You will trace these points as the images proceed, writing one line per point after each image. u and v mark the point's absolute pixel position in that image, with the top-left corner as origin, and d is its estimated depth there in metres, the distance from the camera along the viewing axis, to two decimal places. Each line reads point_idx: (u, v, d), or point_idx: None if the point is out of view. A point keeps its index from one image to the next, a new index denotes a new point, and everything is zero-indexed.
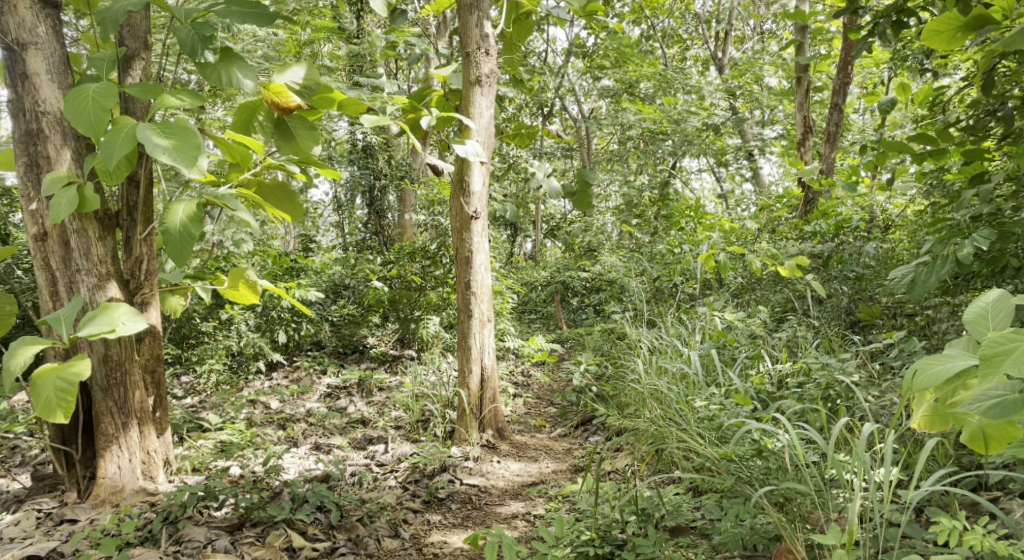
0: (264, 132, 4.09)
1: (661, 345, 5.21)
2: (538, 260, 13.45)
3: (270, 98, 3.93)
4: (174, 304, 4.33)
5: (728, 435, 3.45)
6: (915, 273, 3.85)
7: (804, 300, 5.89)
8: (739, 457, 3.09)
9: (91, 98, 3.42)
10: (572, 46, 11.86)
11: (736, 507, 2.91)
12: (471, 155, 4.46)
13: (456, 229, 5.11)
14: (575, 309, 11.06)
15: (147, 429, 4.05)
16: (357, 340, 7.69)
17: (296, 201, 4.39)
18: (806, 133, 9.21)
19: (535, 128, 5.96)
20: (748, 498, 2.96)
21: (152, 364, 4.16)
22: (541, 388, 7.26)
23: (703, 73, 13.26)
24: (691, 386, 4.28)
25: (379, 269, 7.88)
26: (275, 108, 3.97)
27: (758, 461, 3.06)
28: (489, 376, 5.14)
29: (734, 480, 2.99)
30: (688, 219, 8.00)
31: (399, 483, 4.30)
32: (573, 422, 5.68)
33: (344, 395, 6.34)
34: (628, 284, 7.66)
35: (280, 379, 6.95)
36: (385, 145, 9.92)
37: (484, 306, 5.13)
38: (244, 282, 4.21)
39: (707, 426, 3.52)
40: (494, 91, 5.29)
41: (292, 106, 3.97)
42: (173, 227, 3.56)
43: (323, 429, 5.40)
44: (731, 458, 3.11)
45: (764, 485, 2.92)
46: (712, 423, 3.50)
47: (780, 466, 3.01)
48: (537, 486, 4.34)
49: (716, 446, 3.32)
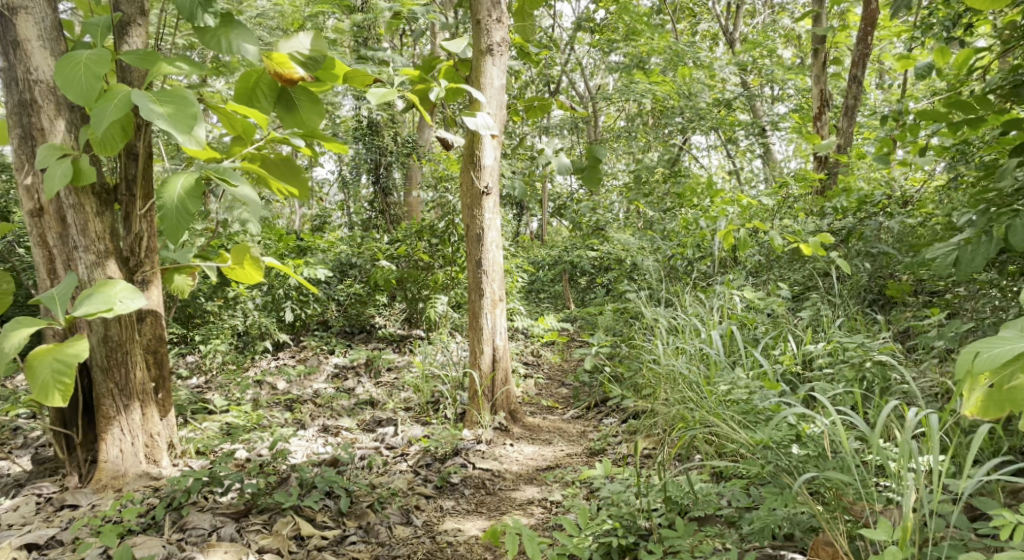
0: (267, 105, 3.91)
1: (678, 325, 5.05)
2: (546, 240, 13.29)
3: (273, 70, 3.72)
4: (179, 284, 4.20)
5: (760, 419, 3.29)
6: (959, 251, 3.71)
7: (825, 278, 5.73)
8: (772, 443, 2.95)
9: (83, 64, 3.27)
10: (581, 20, 11.62)
11: (773, 497, 2.75)
12: (482, 128, 4.26)
13: (466, 205, 4.93)
14: (584, 288, 10.92)
15: (149, 411, 3.91)
16: (364, 320, 7.57)
17: (300, 175, 4.20)
18: (822, 107, 9.05)
19: (549, 102, 5.71)
20: (785, 487, 2.79)
21: (154, 344, 4.00)
22: (551, 368, 7.13)
23: (714, 47, 12.99)
24: (714, 367, 4.13)
25: (387, 248, 7.74)
26: (279, 81, 3.74)
27: (797, 448, 2.89)
28: (501, 356, 4.99)
29: (772, 469, 2.82)
30: (700, 196, 7.83)
31: (410, 467, 4.17)
32: (587, 403, 5.55)
33: (352, 375, 6.21)
34: (640, 262, 7.51)
35: (287, 359, 6.83)
36: (391, 122, 9.74)
37: (495, 285, 4.96)
38: (248, 260, 4.04)
39: (738, 410, 3.35)
40: (506, 61, 5.10)
41: (296, 79, 3.75)
42: (171, 202, 3.41)
43: (330, 411, 5.26)
44: (766, 445, 2.94)
45: (802, 474, 2.76)
46: (744, 407, 3.33)
47: (820, 453, 2.84)
48: (552, 470, 4.20)
49: (748, 432, 3.16)
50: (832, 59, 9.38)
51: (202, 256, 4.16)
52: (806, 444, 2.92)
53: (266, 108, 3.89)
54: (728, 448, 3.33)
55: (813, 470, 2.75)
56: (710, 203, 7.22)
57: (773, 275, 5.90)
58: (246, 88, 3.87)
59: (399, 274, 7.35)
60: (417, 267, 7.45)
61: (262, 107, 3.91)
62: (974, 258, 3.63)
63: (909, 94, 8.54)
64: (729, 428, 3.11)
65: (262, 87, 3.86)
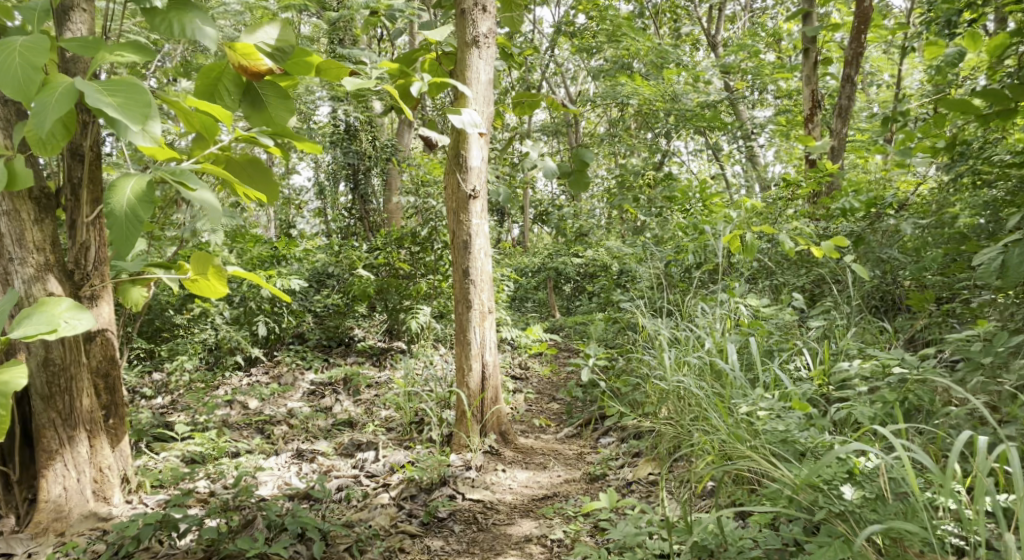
0: (230, 102, 3.43)
1: (680, 337, 4.70)
2: (527, 247, 12.96)
3: (236, 61, 3.29)
4: (135, 297, 3.65)
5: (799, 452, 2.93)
6: (1006, 256, 3.44)
7: (832, 284, 5.42)
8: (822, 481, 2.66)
9: (18, 52, 2.77)
10: (561, 23, 11.36)
11: (836, 545, 2.47)
12: (469, 125, 3.76)
13: (451, 210, 4.55)
14: (569, 296, 10.62)
15: (98, 442, 3.48)
16: (342, 331, 7.15)
17: (270, 178, 3.71)
18: (814, 108, 8.79)
19: (540, 98, 5.33)
20: (841, 535, 2.51)
21: (105, 366, 3.57)
22: (541, 382, 6.74)
23: (698, 49, 12.73)
24: (728, 384, 3.77)
25: (365, 256, 7.37)
26: (244, 73, 3.32)
27: (850, 489, 2.61)
28: (492, 373, 4.59)
29: (825, 514, 2.56)
30: (690, 199, 7.52)
31: (393, 500, 3.77)
32: (582, 421, 5.18)
33: (330, 392, 5.80)
34: (633, 269, 7.18)
35: (260, 375, 6.40)
36: (369, 125, 9.38)
37: (484, 296, 4.57)
38: (211, 271, 3.51)
39: (774, 440, 2.99)
40: (493, 54, 4.73)
41: (263, 72, 3.32)
42: (120, 209, 2.93)
43: (305, 433, 4.86)
44: (815, 485, 2.66)
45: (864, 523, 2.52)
46: (777, 435, 2.98)
47: (877, 495, 2.58)
48: (551, 501, 3.81)
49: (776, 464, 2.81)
50: (822, 59, 9.13)
51: (163, 266, 3.63)
52: (859, 483, 2.64)
53: (229, 106, 3.41)
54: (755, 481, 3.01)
55: (872, 518, 2.51)
56: (706, 208, 6.90)
57: (778, 281, 5.57)
58: (206, 82, 3.40)
59: (380, 284, 6.98)
60: (397, 276, 7.10)
61: (225, 104, 3.44)
62: (1023, 263, 3.34)
63: (901, 96, 8.29)
64: (764, 463, 2.78)
65: (224, 80, 3.39)
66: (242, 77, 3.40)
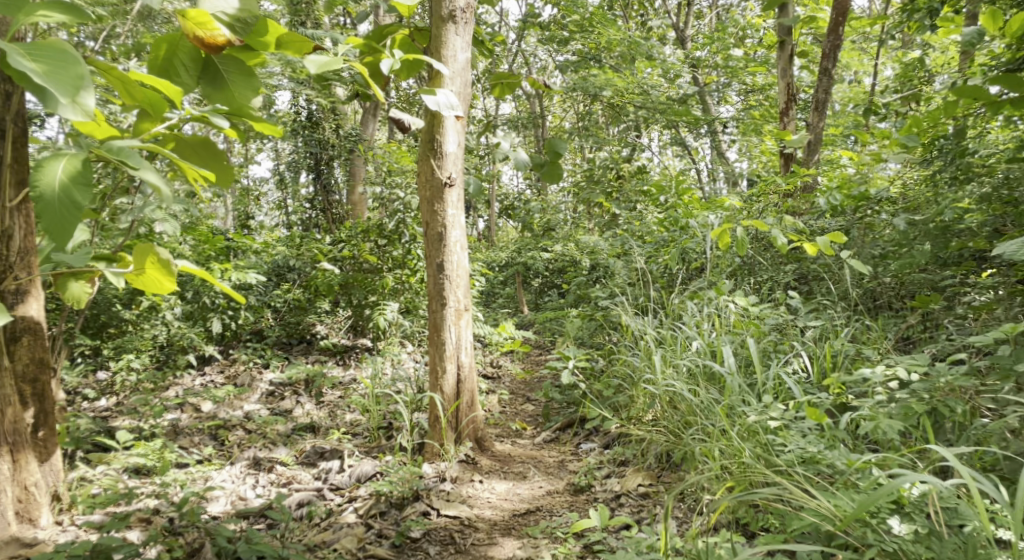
0: (187, 80, 2.74)
1: (669, 337, 4.41)
2: (495, 241, 12.59)
3: (190, 34, 2.59)
4: (76, 293, 3.12)
5: (826, 472, 2.87)
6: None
7: (821, 281, 5.19)
8: (872, 516, 2.58)
9: None
10: (528, 14, 11.03)
11: None
12: (444, 108, 3.14)
13: (424, 198, 4.19)
14: (538, 291, 10.29)
15: (23, 458, 3.08)
16: (304, 329, 6.74)
17: (223, 161, 3.06)
18: (789, 102, 8.53)
19: (519, 80, 4.95)
20: None
21: (33, 371, 3.15)
22: (514, 382, 6.41)
23: (668, 41, 12.48)
24: (727, 391, 3.50)
25: (328, 249, 6.97)
26: (199, 47, 2.62)
27: (899, 522, 2.53)
28: (467, 377, 4.25)
29: (875, 553, 2.46)
30: (668, 191, 7.22)
31: (359, 519, 3.44)
32: (559, 424, 4.86)
33: (290, 393, 5.41)
34: (610, 264, 6.87)
35: (214, 375, 5.99)
36: (332, 112, 8.93)
37: (460, 293, 4.22)
38: (153, 263, 2.92)
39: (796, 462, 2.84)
40: (470, 31, 4.39)
41: (222, 45, 2.62)
42: (51, 192, 2.42)
43: (263, 439, 4.47)
44: (863, 519, 2.57)
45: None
46: (804, 455, 2.93)
47: (930, 529, 2.50)
48: (535, 518, 3.50)
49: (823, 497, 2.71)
50: (799, 52, 8.87)
51: (105, 258, 3.18)
52: (907, 514, 2.57)
53: (185, 85, 2.72)
54: (777, 508, 2.83)
55: (927, 555, 2.43)
56: (685, 201, 6.63)
57: (766, 278, 5.32)
58: (159, 56, 2.73)
59: (344, 279, 6.59)
60: (363, 270, 6.70)
61: (182, 82, 2.74)
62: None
63: (878, 91, 8.07)
64: (799, 493, 2.64)
65: (179, 54, 2.69)
66: (200, 50, 2.69)
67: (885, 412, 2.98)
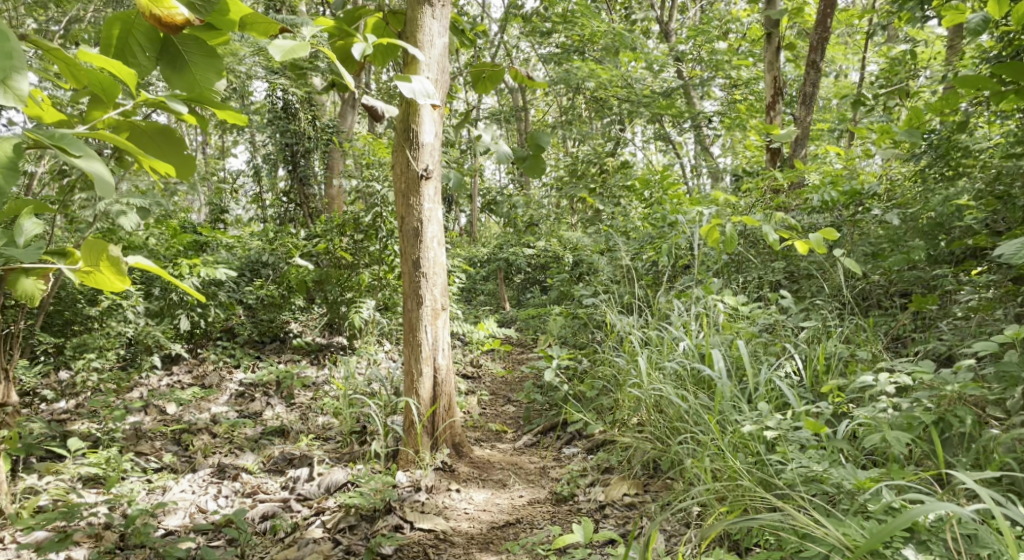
0: (144, 63, 2.27)
1: (655, 337, 4.23)
2: (477, 237, 12.36)
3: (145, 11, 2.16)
4: (29, 290, 2.67)
5: (831, 491, 2.73)
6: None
7: (812, 280, 5.03)
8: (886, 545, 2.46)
9: None
10: (511, 5, 10.75)
11: None
12: (421, 96, 2.65)
13: (399, 191, 3.96)
14: (519, 287, 10.07)
15: None
16: (278, 327, 6.49)
17: (183, 150, 2.37)
18: (776, 96, 8.32)
19: (502, 68, 4.71)
20: None
21: None
22: (495, 382, 6.21)
23: (651, 33, 12.24)
24: (718, 396, 3.33)
25: (303, 245, 6.71)
26: (156, 27, 2.18)
27: (916, 552, 2.41)
28: (444, 380, 4.04)
29: None
30: (655, 186, 7.01)
31: (326, 533, 3.25)
32: (540, 427, 4.67)
33: (260, 395, 5.17)
34: (594, 261, 6.66)
35: (182, 375, 5.75)
36: (309, 103, 8.64)
37: (437, 292, 4.01)
38: (105, 262, 2.28)
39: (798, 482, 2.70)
40: (447, 15, 4.17)
41: (182, 26, 2.18)
42: None
43: (230, 444, 4.25)
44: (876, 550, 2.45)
45: None
46: (808, 474, 2.78)
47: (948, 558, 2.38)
48: (515, 531, 3.33)
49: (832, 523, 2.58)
50: (786, 45, 8.66)
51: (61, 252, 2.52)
52: (924, 542, 2.44)
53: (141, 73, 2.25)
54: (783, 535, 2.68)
55: None
56: (671, 196, 6.43)
57: (754, 276, 5.14)
58: (109, 40, 2.26)
59: (319, 275, 6.36)
60: (339, 266, 6.46)
61: (138, 66, 2.27)
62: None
63: (867, 85, 7.88)
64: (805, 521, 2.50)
65: (135, 33, 2.24)
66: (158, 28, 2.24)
67: (885, 423, 2.83)
